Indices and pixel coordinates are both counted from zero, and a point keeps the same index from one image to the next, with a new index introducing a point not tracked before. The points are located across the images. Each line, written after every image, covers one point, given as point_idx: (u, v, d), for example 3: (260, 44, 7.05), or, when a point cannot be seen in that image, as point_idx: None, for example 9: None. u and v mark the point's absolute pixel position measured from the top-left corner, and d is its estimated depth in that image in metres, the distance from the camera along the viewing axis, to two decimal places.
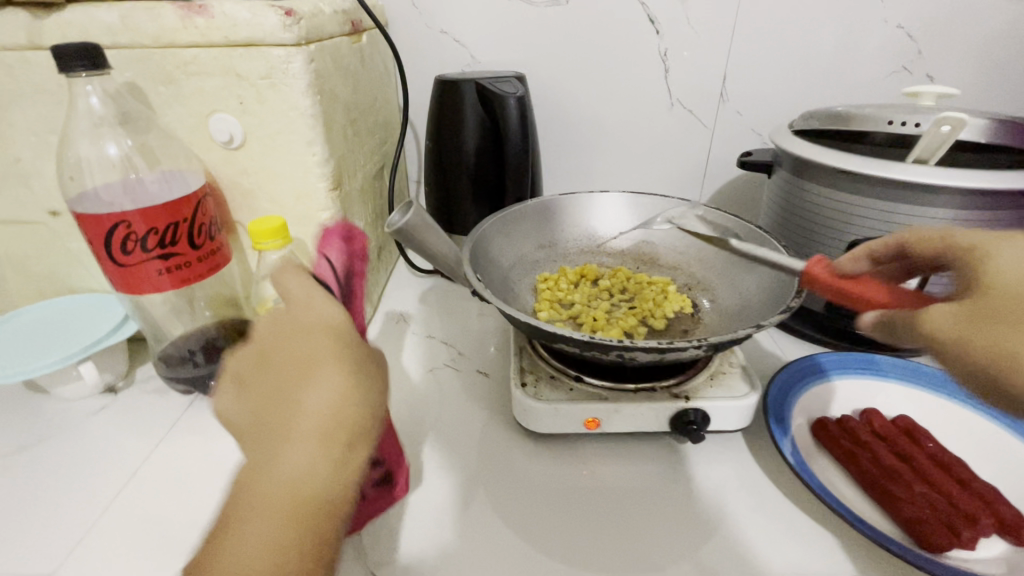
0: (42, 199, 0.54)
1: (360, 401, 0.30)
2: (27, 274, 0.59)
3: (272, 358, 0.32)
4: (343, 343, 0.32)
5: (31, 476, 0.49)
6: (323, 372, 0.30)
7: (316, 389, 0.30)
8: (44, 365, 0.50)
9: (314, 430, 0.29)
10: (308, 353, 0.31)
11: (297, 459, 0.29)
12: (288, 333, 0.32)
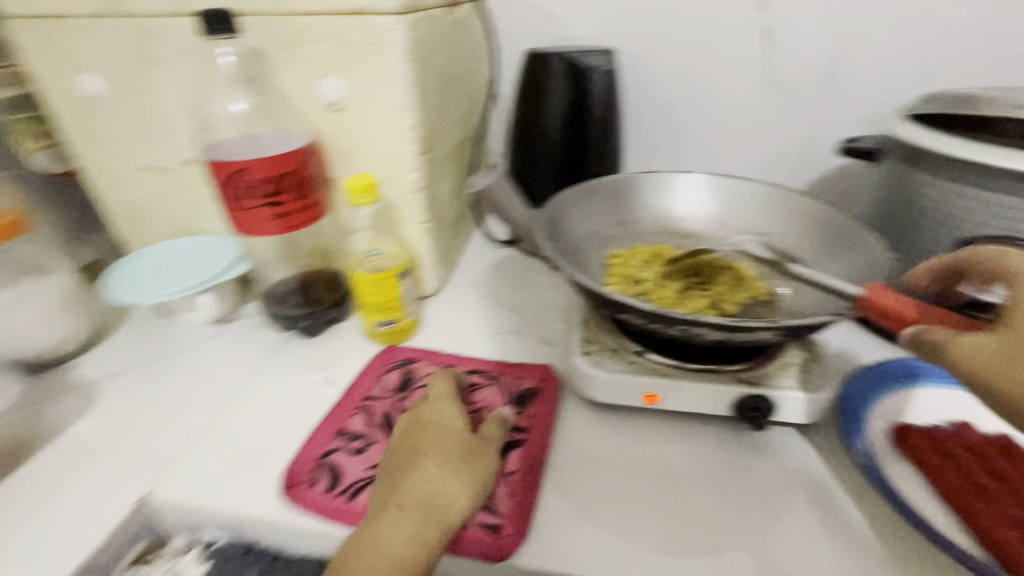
0: (177, 149, 0.62)
1: (460, 492, 0.40)
2: (162, 215, 0.68)
3: (400, 448, 0.44)
4: (448, 442, 0.43)
5: (156, 384, 0.57)
6: (440, 463, 0.41)
7: (426, 475, 0.40)
8: (171, 292, 0.58)
9: (413, 498, 0.38)
10: (423, 446, 0.43)
11: (393, 523, 0.37)
12: (421, 435, 0.44)
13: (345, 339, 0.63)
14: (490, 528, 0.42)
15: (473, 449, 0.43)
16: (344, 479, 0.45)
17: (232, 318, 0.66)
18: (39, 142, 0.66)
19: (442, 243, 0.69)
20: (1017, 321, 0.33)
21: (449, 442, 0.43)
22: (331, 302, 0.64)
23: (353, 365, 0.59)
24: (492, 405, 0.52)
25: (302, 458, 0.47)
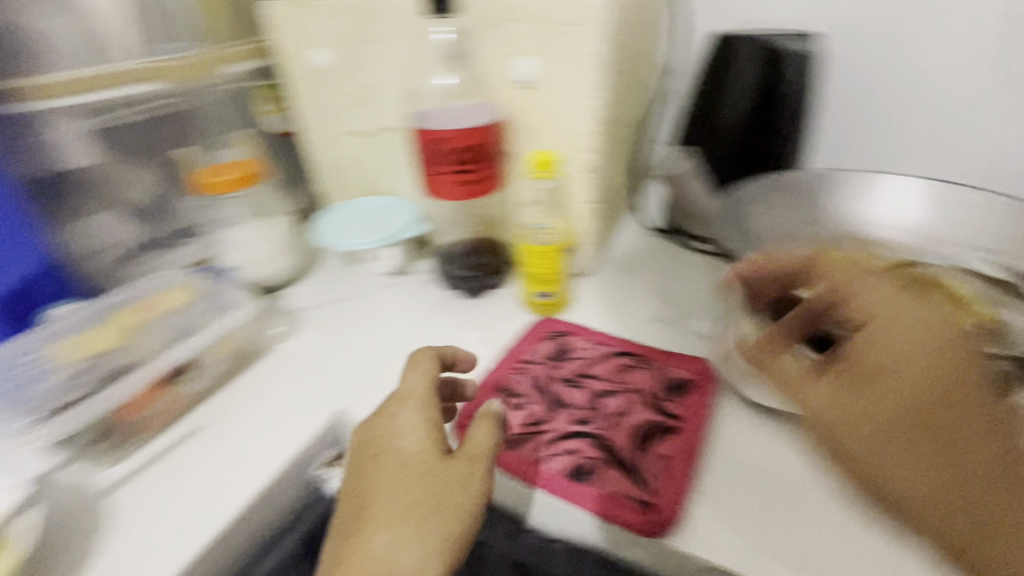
0: (380, 118, 0.70)
1: (419, 553, 0.35)
2: (357, 175, 0.78)
3: (355, 488, 0.39)
4: (403, 487, 0.38)
5: (345, 319, 0.67)
6: (395, 529, 0.36)
7: (376, 541, 0.35)
8: (366, 242, 0.67)
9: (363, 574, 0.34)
10: (375, 495, 0.38)
11: None
12: (373, 478, 0.39)
13: (502, 304, 0.67)
14: (644, 502, 0.42)
15: (440, 492, 0.37)
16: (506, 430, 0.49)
17: (405, 271, 0.74)
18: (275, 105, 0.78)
19: (602, 224, 0.70)
20: (847, 452, 0.32)
21: (409, 494, 0.37)
22: (494, 269, 0.68)
23: (509, 330, 0.63)
24: (644, 387, 0.52)
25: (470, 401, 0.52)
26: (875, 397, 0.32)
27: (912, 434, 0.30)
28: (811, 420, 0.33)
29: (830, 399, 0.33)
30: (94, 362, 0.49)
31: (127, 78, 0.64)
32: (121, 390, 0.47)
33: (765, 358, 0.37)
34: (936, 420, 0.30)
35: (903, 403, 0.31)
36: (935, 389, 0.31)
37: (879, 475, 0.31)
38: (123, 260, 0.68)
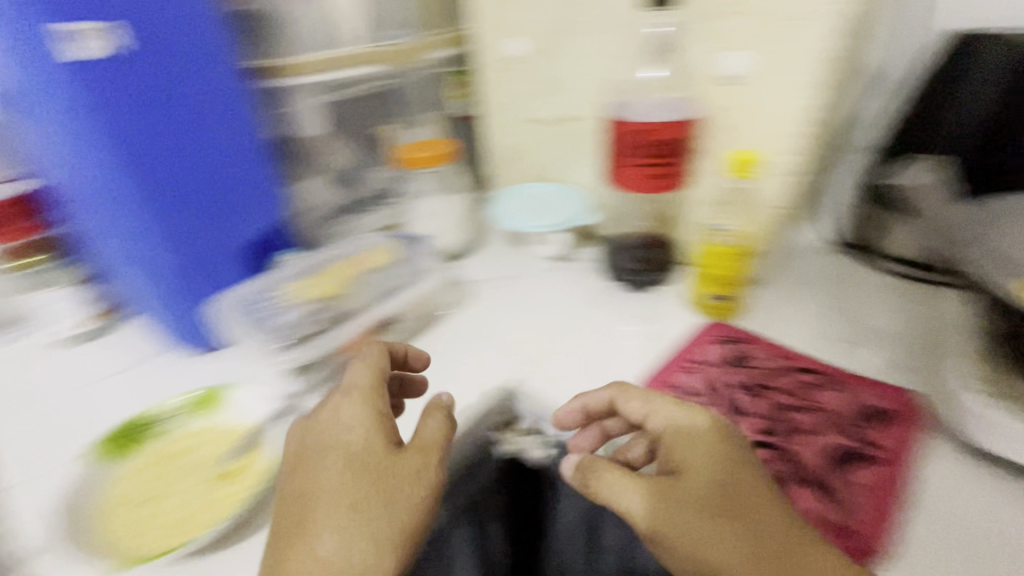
0: (564, 106, 0.72)
1: (365, 543, 0.36)
2: (530, 160, 0.81)
3: (290, 485, 0.39)
4: (347, 481, 0.38)
5: (513, 296, 0.70)
6: (344, 533, 0.36)
7: (322, 536, 0.36)
8: (538, 227, 0.72)
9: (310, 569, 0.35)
10: (315, 494, 0.37)
11: None
12: (312, 475, 0.39)
13: (667, 301, 0.67)
14: (843, 527, 0.40)
15: (393, 490, 0.38)
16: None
17: (568, 257, 0.77)
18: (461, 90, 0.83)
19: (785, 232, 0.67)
20: (700, 562, 0.35)
21: (359, 489, 0.37)
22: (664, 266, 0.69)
23: (677, 327, 0.63)
24: (837, 408, 0.50)
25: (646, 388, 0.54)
26: (686, 523, 0.36)
27: (701, 536, 0.35)
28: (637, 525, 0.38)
29: (671, 518, 0.37)
30: (321, 305, 0.56)
31: (355, 63, 0.72)
32: (342, 335, 0.55)
33: (597, 483, 0.41)
34: (716, 523, 0.36)
35: (713, 520, 0.36)
36: (718, 514, 0.36)
37: (614, 498, 0.40)
38: (330, 219, 0.77)
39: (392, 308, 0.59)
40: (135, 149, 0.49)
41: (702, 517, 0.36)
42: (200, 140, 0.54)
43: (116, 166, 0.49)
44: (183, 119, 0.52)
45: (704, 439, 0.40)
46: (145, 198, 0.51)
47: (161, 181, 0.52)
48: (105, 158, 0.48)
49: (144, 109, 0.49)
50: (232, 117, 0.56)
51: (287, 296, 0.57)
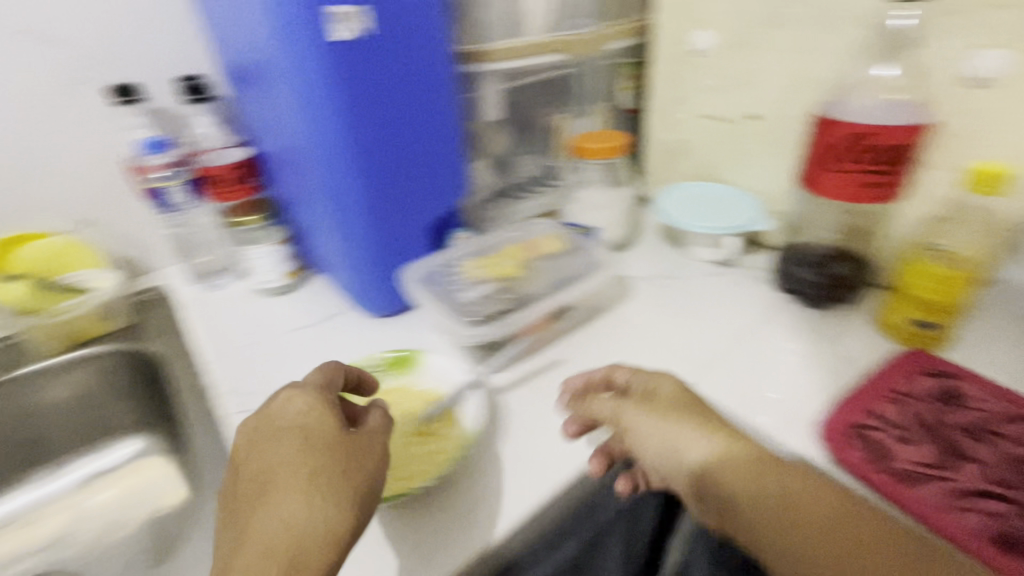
0: (751, 103, 0.69)
1: (323, 513, 0.34)
2: (695, 160, 0.79)
3: (248, 470, 0.37)
4: (305, 454, 0.37)
5: (674, 297, 0.69)
6: (310, 494, 0.35)
7: (286, 507, 0.34)
8: (697, 226, 0.70)
9: (265, 539, 0.33)
10: (275, 470, 0.36)
11: None
12: (273, 454, 0.37)
13: (850, 323, 0.63)
14: None
15: (349, 468, 0.38)
16: (899, 462, 0.45)
17: (732, 264, 0.74)
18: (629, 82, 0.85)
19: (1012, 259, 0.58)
20: (723, 486, 0.36)
21: (319, 459, 0.37)
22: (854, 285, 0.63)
23: (866, 352, 0.58)
24: None
25: (840, 414, 0.50)
26: (713, 449, 0.38)
27: (737, 471, 0.36)
28: (655, 450, 0.40)
29: (698, 443, 0.38)
30: (503, 286, 0.58)
31: (540, 52, 0.72)
32: (525, 317, 0.55)
33: (602, 407, 0.45)
34: (751, 460, 0.36)
35: (752, 457, 0.37)
36: (754, 455, 0.37)
37: (647, 429, 0.41)
38: (492, 202, 0.81)
39: (570, 296, 0.58)
40: (363, 131, 0.54)
41: (738, 450, 0.37)
42: (413, 125, 0.58)
43: (347, 144, 0.54)
44: (403, 106, 0.56)
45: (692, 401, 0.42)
46: (363, 175, 0.56)
47: (376, 158, 0.56)
48: (339, 136, 0.53)
49: (377, 94, 0.54)
50: (435, 104, 0.59)
51: (470, 274, 0.59)
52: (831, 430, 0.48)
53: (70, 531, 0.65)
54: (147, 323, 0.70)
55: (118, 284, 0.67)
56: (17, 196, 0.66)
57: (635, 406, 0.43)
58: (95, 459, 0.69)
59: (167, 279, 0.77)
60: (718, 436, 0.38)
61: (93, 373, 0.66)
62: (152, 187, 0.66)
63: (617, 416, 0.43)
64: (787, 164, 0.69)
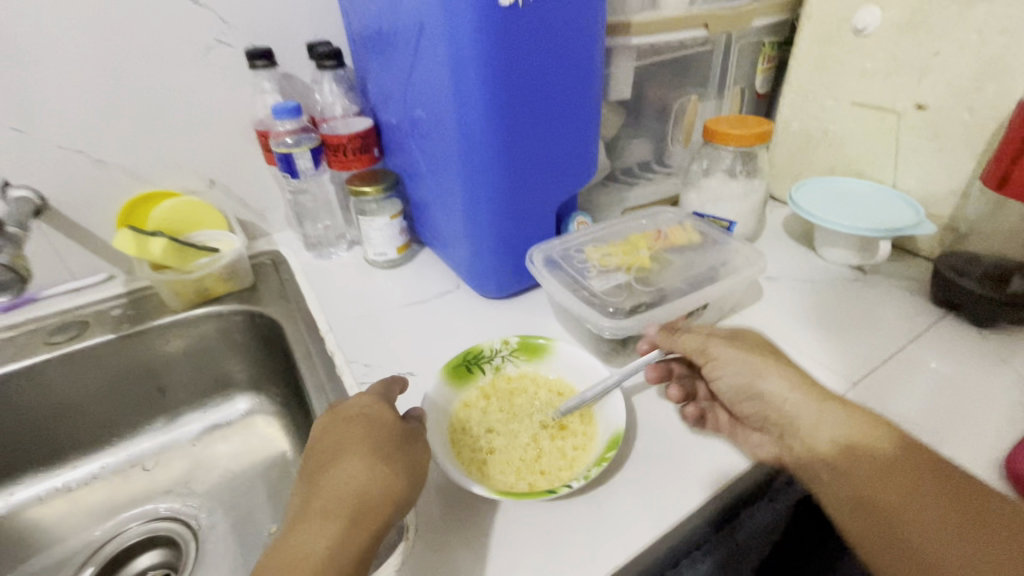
0: (922, 92, 0.62)
1: (378, 478, 0.36)
2: (837, 152, 0.73)
3: (317, 446, 0.40)
4: (367, 428, 0.40)
5: (810, 302, 0.64)
6: (368, 461, 0.37)
7: (347, 470, 0.36)
8: (844, 226, 0.63)
9: (331, 500, 0.35)
10: (340, 441, 0.39)
11: (305, 535, 0.33)
12: (339, 430, 0.40)
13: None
14: None
15: (398, 443, 0.39)
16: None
17: (875, 271, 0.67)
18: (769, 64, 0.79)
19: None
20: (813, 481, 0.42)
21: (379, 433, 0.39)
22: None
23: None
24: None
25: None
26: (819, 411, 0.42)
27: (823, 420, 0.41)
28: (764, 395, 0.44)
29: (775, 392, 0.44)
30: (637, 278, 0.54)
31: (688, 26, 0.65)
32: (668, 312, 0.50)
33: (715, 354, 0.47)
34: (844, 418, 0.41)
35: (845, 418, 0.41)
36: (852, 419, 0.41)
37: (761, 383, 0.45)
38: (608, 187, 0.77)
39: (713, 293, 0.53)
40: (506, 109, 0.52)
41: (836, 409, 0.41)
42: (553, 105, 0.55)
43: (489, 122, 0.52)
44: (546, 84, 0.53)
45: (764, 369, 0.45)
46: (499, 154, 0.54)
47: (513, 132, 0.54)
48: (482, 113, 0.51)
49: (524, 71, 0.51)
50: (577, 77, 0.55)
51: (599, 262, 0.56)
52: (1014, 465, 0.44)
53: (187, 480, 0.66)
54: (264, 285, 0.72)
55: (242, 245, 0.69)
56: (157, 152, 0.68)
57: (753, 359, 0.45)
58: (208, 413, 0.71)
59: (281, 245, 0.79)
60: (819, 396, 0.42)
61: (214, 331, 0.69)
62: (284, 151, 0.65)
63: (732, 369, 0.46)
64: (956, 162, 0.61)
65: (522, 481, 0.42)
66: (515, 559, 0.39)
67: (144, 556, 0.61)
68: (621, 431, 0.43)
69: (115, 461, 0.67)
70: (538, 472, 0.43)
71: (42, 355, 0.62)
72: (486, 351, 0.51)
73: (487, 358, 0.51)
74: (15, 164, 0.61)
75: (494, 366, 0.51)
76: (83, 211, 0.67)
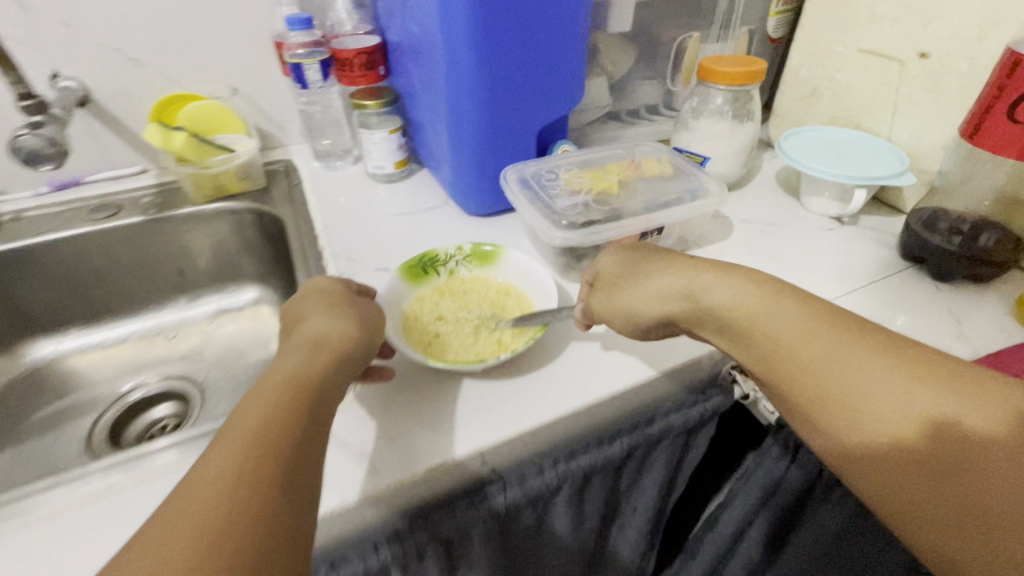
0: (927, 39, 0.60)
1: (340, 324, 0.43)
2: (838, 101, 0.72)
3: (286, 323, 0.45)
4: (332, 298, 0.46)
5: (777, 244, 0.66)
6: (325, 313, 0.44)
7: (315, 322, 0.43)
8: (819, 171, 0.63)
9: (300, 341, 0.41)
10: (305, 309, 0.45)
11: (281, 362, 0.39)
12: (306, 302, 0.46)
13: (978, 304, 0.56)
14: None
15: (353, 304, 0.46)
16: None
17: (851, 223, 0.68)
18: (785, 6, 0.76)
19: None
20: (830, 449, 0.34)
21: (340, 301, 0.46)
22: (993, 261, 0.56)
23: (989, 338, 0.53)
24: None
25: None
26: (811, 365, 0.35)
27: (823, 369, 0.34)
28: (656, 319, 0.44)
29: (651, 304, 0.44)
30: (596, 199, 0.58)
31: None
32: (616, 229, 0.54)
33: (601, 312, 0.47)
34: (841, 359, 0.34)
35: (838, 365, 0.34)
36: (847, 353, 0.34)
37: (635, 305, 0.45)
38: (603, 123, 0.79)
39: (667, 219, 0.56)
40: (488, 24, 0.54)
41: (818, 336, 0.35)
42: (536, 27, 0.57)
43: (472, 37, 0.54)
44: (529, 5, 0.55)
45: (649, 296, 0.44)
46: (481, 70, 0.57)
47: (497, 45, 0.56)
48: (464, 27, 0.54)
49: None
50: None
51: (565, 184, 0.60)
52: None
53: (199, 349, 0.76)
54: (274, 188, 0.79)
55: (256, 148, 0.76)
56: (185, 55, 0.74)
57: (623, 293, 0.45)
58: (221, 297, 0.81)
59: (294, 156, 0.86)
60: (690, 290, 0.42)
61: (228, 224, 0.76)
62: (295, 61, 0.70)
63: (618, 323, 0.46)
64: (950, 116, 0.60)
65: (461, 357, 0.48)
66: (444, 413, 0.44)
67: (160, 406, 0.71)
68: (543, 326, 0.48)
69: (142, 328, 0.78)
70: (475, 350, 0.49)
71: (83, 229, 0.71)
72: (441, 256, 0.57)
73: (441, 261, 0.57)
74: (63, 55, 0.69)
75: (447, 269, 0.57)
76: (121, 106, 0.75)
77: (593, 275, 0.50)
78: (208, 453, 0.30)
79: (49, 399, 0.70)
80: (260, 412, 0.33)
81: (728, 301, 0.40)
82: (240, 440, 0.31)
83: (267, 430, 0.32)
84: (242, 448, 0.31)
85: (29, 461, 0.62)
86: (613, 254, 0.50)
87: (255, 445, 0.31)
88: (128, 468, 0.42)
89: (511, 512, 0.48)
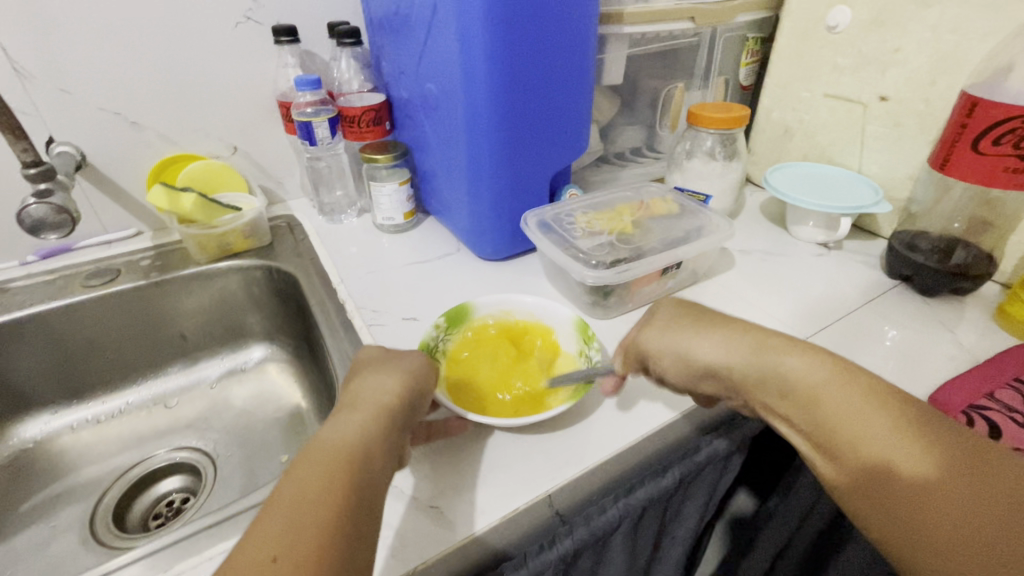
0: (886, 86, 0.68)
1: (383, 387, 0.41)
2: (810, 139, 0.79)
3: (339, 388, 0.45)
4: (377, 359, 0.45)
5: (777, 270, 0.71)
6: (369, 375, 0.43)
7: (361, 385, 0.42)
8: (804, 202, 0.69)
9: (346, 404, 0.40)
10: (354, 372, 0.45)
11: (325, 428, 0.38)
12: (355, 365, 0.46)
13: (964, 313, 0.62)
14: None
15: (393, 362, 0.45)
16: (1007, 440, 0.46)
17: (836, 248, 0.75)
18: (752, 58, 0.85)
19: None
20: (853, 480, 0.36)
21: (386, 362, 0.45)
22: (973, 274, 0.60)
23: (981, 343, 0.58)
24: None
25: (956, 394, 0.50)
26: (837, 393, 0.38)
27: (833, 406, 0.37)
28: (711, 373, 0.44)
29: (708, 347, 0.45)
30: (619, 239, 0.61)
31: (676, 18, 0.72)
32: (644, 266, 0.57)
33: (647, 349, 0.48)
34: (855, 405, 0.37)
35: (853, 401, 0.37)
36: (855, 389, 0.37)
37: (689, 351, 0.45)
38: (598, 166, 0.84)
39: (686, 253, 0.60)
40: (507, 88, 0.58)
41: (825, 377, 0.39)
42: (549, 91, 0.62)
43: (493, 98, 0.58)
44: (543, 64, 0.59)
45: (719, 341, 0.45)
46: (497, 131, 0.60)
47: (514, 106, 0.60)
48: (487, 89, 0.57)
49: (526, 50, 0.57)
50: (575, 52, 0.61)
51: (586, 227, 0.62)
52: (935, 404, 0.50)
53: (206, 417, 0.73)
54: (280, 243, 0.78)
55: (262, 205, 0.76)
56: (186, 118, 0.74)
57: (675, 339, 0.46)
58: (225, 360, 0.78)
59: (296, 211, 0.86)
60: (757, 354, 0.43)
61: (235, 283, 0.75)
62: (304, 120, 0.71)
63: (665, 365, 0.46)
64: (914, 149, 0.68)
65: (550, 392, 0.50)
66: (510, 464, 0.44)
67: (167, 480, 0.67)
68: (579, 315, 0.56)
69: (139, 398, 0.73)
70: (539, 386, 0.51)
71: (78, 296, 0.68)
72: (431, 343, 0.52)
73: (434, 348, 0.52)
74: (62, 121, 0.67)
75: (440, 353, 0.53)
76: (117, 170, 0.73)
77: (650, 314, 0.51)
78: (247, 541, 0.30)
79: (43, 484, 0.64)
80: (296, 496, 0.32)
81: (803, 377, 0.40)
82: (276, 526, 0.30)
83: (301, 523, 0.31)
84: (278, 540, 0.30)
85: (19, 555, 0.56)
86: (669, 305, 0.50)
87: (289, 534, 0.30)
88: (179, 547, 0.40)
89: (576, 554, 0.47)
